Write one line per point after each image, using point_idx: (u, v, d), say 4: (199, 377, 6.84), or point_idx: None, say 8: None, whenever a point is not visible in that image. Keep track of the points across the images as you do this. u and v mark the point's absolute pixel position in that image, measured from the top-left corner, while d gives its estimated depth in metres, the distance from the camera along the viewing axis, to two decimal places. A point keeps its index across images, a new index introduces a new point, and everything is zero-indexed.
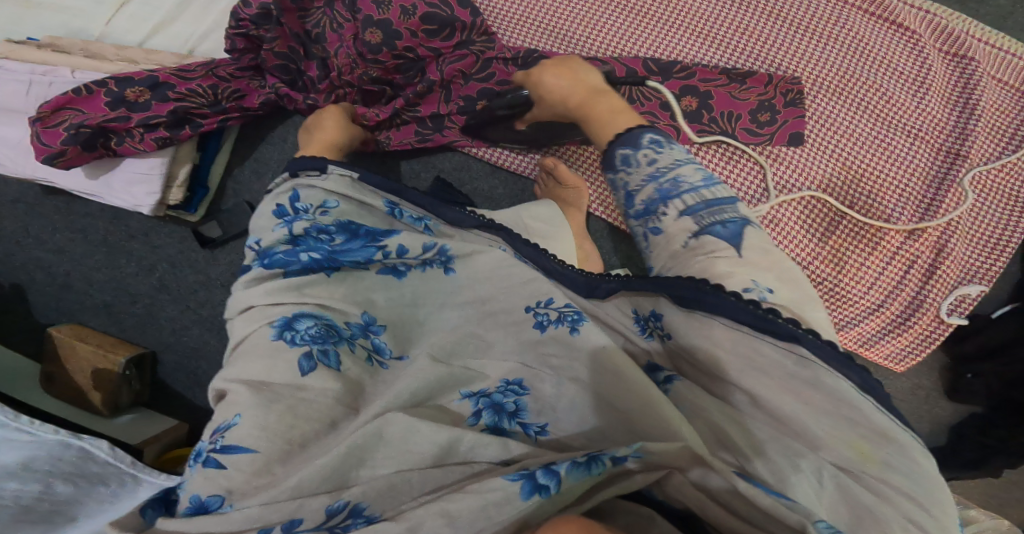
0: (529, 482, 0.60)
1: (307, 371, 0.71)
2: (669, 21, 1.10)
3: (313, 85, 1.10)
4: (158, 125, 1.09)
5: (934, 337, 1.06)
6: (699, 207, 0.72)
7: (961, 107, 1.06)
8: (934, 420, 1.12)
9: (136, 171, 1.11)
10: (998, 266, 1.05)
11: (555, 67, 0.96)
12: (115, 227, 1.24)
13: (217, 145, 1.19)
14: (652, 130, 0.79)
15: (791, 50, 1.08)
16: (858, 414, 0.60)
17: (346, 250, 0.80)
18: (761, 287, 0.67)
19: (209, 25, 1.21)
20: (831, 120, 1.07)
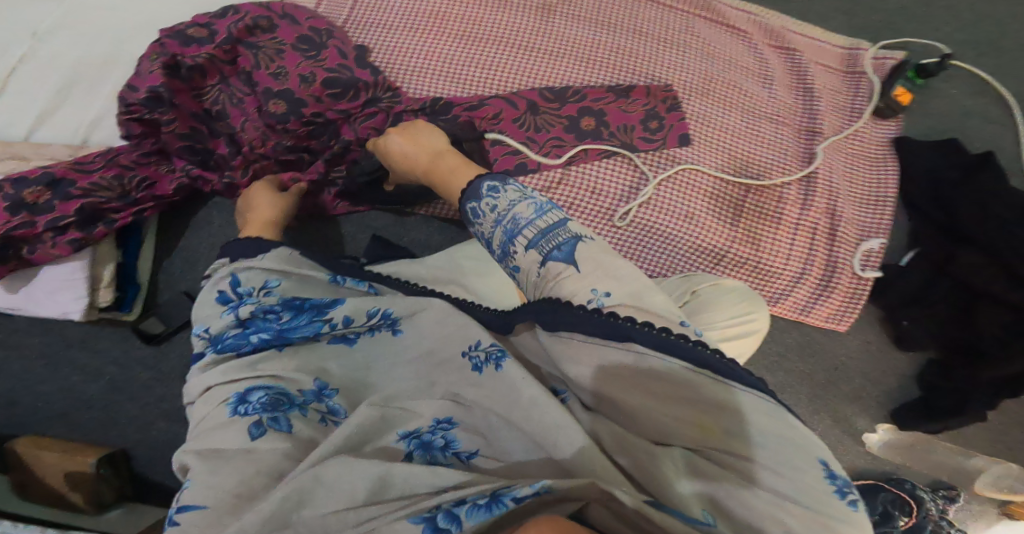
0: (429, 526, 0.65)
1: (257, 435, 0.74)
2: (553, 51, 1.17)
3: (224, 162, 1.11)
4: (68, 226, 1.07)
5: (860, 292, 1.15)
6: (538, 238, 0.73)
7: (803, 93, 1.19)
8: (897, 373, 1.17)
9: (55, 279, 1.10)
10: (887, 218, 1.16)
11: (402, 134, 1.00)
12: (59, 338, 1.32)
13: (138, 239, 1.19)
14: (489, 178, 0.81)
15: (656, 62, 1.16)
16: (694, 394, 0.66)
17: (293, 326, 0.83)
18: (601, 292, 0.70)
19: (101, 108, 1.18)
20: (708, 118, 1.15)
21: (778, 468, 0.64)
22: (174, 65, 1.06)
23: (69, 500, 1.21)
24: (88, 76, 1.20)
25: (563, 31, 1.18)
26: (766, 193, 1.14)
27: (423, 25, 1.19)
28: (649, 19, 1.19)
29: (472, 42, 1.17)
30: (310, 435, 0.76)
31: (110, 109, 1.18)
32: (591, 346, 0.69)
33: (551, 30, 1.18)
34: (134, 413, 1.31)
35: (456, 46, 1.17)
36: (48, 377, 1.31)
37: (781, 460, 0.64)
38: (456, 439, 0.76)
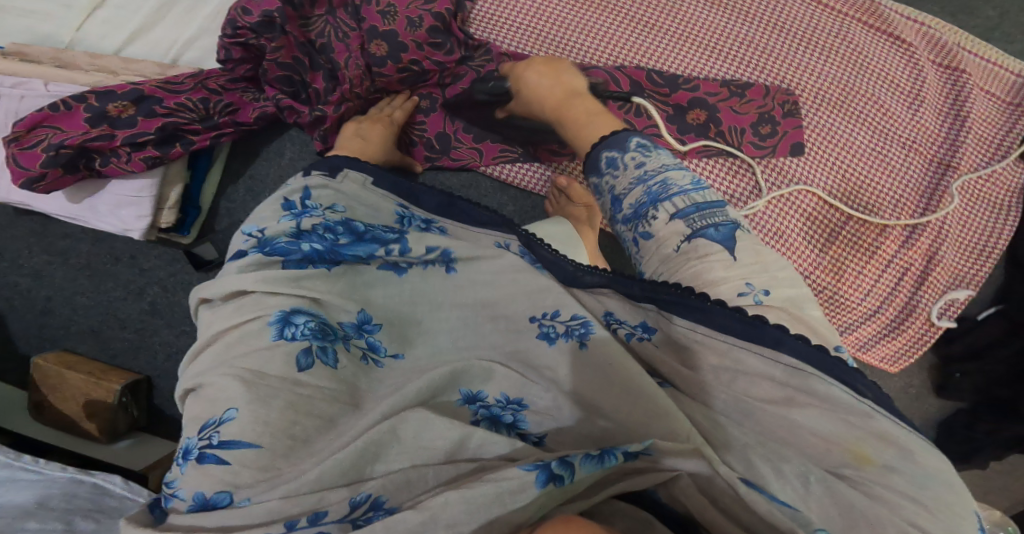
0: (544, 471, 0.64)
1: (306, 367, 0.75)
2: (675, 32, 1.08)
3: (320, 96, 1.02)
4: (146, 144, 0.99)
5: (926, 340, 1.09)
6: (691, 210, 0.74)
7: (952, 119, 1.08)
8: (923, 416, 1.18)
9: (124, 193, 1.02)
10: (984, 272, 1.08)
11: (542, 65, 0.97)
12: (100, 250, 1.26)
13: (207, 163, 1.12)
14: (637, 134, 0.82)
15: (789, 65, 1.07)
16: (857, 418, 0.63)
17: (349, 246, 0.85)
18: (756, 289, 0.71)
19: (195, 30, 1.08)
20: (830, 132, 1.07)
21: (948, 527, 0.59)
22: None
23: (82, 428, 1.18)
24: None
25: (698, 13, 1.09)
26: (869, 225, 1.07)
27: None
28: (798, 11, 1.09)
29: (587, 9, 1.09)
30: (353, 374, 0.78)
31: (206, 32, 1.08)
32: (713, 340, 0.69)
33: (679, 9, 1.09)
34: (169, 337, 1.26)
35: (571, 11, 1.09)
36: (90, 289, 1.27)
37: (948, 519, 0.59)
38: (525, 420, 0.75)
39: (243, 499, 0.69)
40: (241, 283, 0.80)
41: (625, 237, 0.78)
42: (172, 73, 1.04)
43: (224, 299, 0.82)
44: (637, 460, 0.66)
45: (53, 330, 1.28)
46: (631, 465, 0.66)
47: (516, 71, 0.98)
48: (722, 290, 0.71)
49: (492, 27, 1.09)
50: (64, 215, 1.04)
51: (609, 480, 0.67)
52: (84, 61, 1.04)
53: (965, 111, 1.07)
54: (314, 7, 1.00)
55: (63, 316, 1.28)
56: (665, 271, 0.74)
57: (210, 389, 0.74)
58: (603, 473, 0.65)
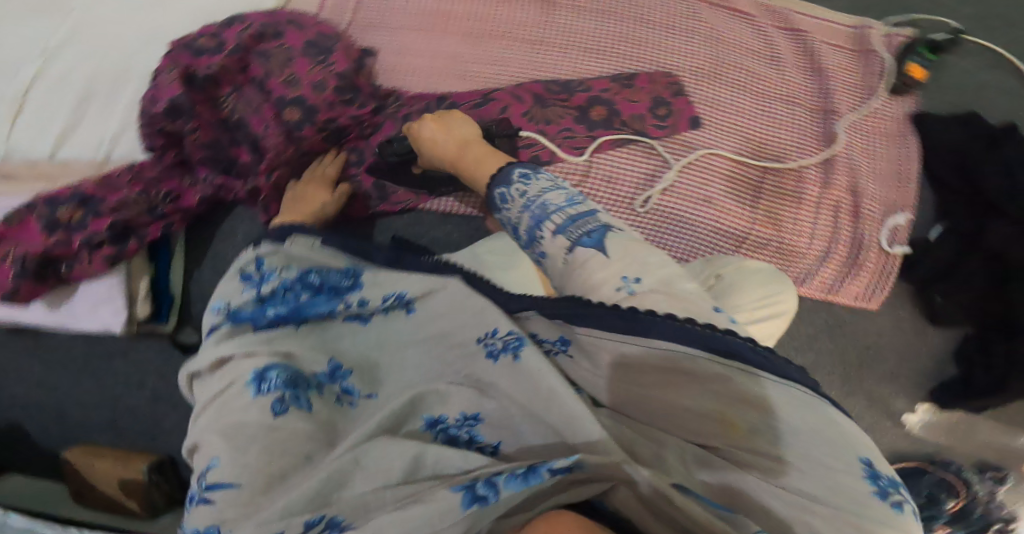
0: (468, 493, 0.70)
1: (280, 413, 0.78)
2: (560, 43, 1.18)
3: (246, 168, 1.12)
4: (101, 244, 1.07)
5: (889, 270, 1.18)
6: (566, 224, 0.79)
7: (814, 72, 1.21)
8: (930, 351, 1.23)
9: (96, 295, 1.11)
10: (910, 194, 1.18)
11: (434, 123, 1.02)
12: (91, 352, 1.32)
13: (169, 254, 1.19)
14: (519, 166, 0.87)
15: (665, 51, 1.17)
16: (720, 386, 0.72)
17: (312, 304, 0.90)
18: (630, 279, 0.75)
19: (117, 124, 1.13)
20: (718, 102, 1.16)
21: (812, 468, 0.68)
22: (189, 74, 1.08)
23: (126, 506, 1.25)
24: (103, 89, 1.15)
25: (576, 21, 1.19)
26: (786, 175, 1.16)
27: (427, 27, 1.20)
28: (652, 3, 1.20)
29: (477, 41, 1.19)
30: (328, 414, 0.82)
31: (127, 123, 1.13)
32: (601, 340, 0.75)
33: (556, 22, 1.19)
34: (179, 419, 1.32)
35: (462, 46, 1.18)
36: (95, 388, 1.33)
37: (807, 455, 0.68)
38: (481, 434, 0.80)
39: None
40: (222, 348, 0.84)
41: (534, 260, 0.83)
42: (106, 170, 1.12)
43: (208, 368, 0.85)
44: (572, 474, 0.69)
45: (69, 432, 1.34)
46: (573, 476, 0.70)
47: (411, 127, 1.04)
48: (604, 295, 0.75)
49: (397, 74, 1.18)
50: (47, 323, 1.13)
51: (561, 489, 0.71)
52: (25, 173, 1.11)
53: (824, 63, 1.20)
54: (222, 86, 1.10)
55: (74, 420, 1.33)
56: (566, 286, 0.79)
57: (201, 447, 0.78)
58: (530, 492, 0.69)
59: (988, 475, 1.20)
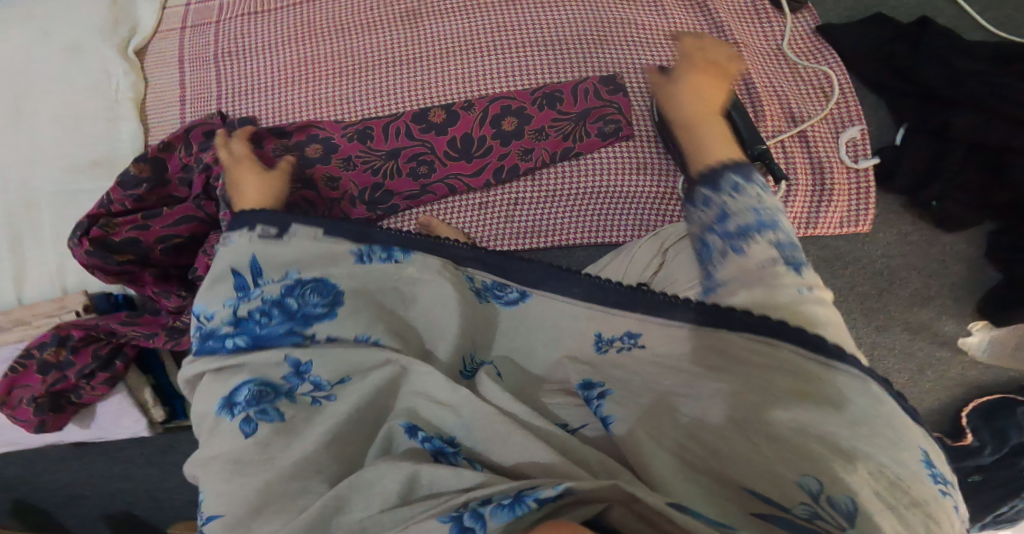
0: (456, 524, 0.69)
1: (251, 433, 0.77)
2: (444, 55, 1.19)
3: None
4: (93, 372, 1.16)
5: (864, 186, 1.13)
6: (786, 244, 0.76)
7: (698, 7, 1.19)
8: (959, 256, 1.16)
9: (112, 410, 1.25)
10: (856, 102, 1.13)
11: (711, 79, 0.96)
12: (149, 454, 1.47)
13: (158, 360, 1.29)
14: (754, 168, 0.82)
15: (545, 29, 1.19)
16: (794, 367, 0.73)
17: (271, 335, 0.84)
18: (803, 283, 0.75)
19: (57, 257, 1.20)
20: (619, 64, 1.18)
21: (880, 448, 0.68)
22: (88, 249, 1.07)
23: None
24: (27, 221, 1.21)
25: (448, 30, 1.20)
26: None
27: (297, 78, 1.21)
28: None
29: (350, 77, 1.20)
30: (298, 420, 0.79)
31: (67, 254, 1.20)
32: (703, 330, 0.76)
33: (431, 37, 1.20)
34: None
35: (335, 88, 1.19)
36: (166, 475, 1.48)
37: (873, 440, 0.68)
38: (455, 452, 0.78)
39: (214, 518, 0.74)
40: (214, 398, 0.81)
41: (712, 245, 0.78)
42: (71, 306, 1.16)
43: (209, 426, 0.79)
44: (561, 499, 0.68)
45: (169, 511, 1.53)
46: (560, 500, 0.69)
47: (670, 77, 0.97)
48: (781, 300, 0.74)
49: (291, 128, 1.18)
50: (86, 436, 1.29)
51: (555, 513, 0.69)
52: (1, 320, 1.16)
53: None
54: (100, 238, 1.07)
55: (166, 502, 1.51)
56: (734, 283, 0.76)
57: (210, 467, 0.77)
58: (517, 519, 0.68)
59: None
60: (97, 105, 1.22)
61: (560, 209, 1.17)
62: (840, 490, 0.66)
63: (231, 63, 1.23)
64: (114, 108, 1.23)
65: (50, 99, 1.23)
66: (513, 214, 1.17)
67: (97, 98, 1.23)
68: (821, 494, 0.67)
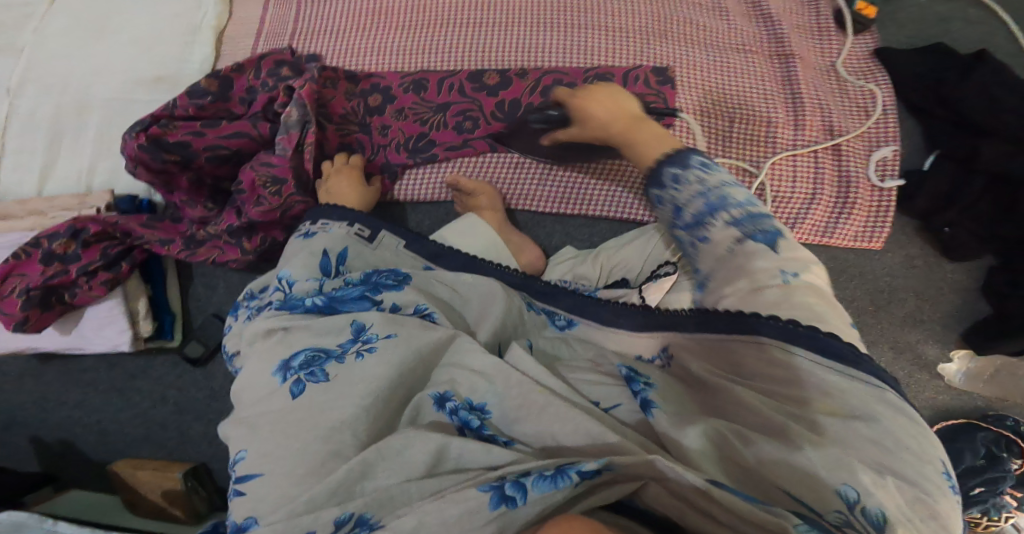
0: (497, 493, 0.73)
1: (297, 394, 0.87)
2: (509, 23, 1.28)
3: (226, 233, 1.18)
4: (96, 270, 1.16)
5: (886, 205, 1.20)
6: (744, 219, 0.82)
7: (762, 19, 1.28)
8: (954, 286, 1.24)
9: (100, 316, 1.21)
10: (894, 126, 1.22)
11: (602, 96, 1.02)
12: (117, 373, 1.39)
13: (161, 269, 1.30)
14: (698, 152, 0.88)
15: (611, 14, 1.26)
16: (829, 383, 0.74)
17: (343, 299, 0.98)
18: (786, 272, 0.79)
19: (91, 157, 1.26)
20: (676, 56, 1.23)
21: (903, 463, 0.70)
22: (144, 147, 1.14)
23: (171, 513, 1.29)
24: (72, 123, 1.28)
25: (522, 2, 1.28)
26: (756, 124, 1.22)
27: (371, 25, 1.32)
28: None
29: (419, 32, 1.30)
30: (342, 376, 0.87)
31: (105, 152, 1.26)
32: (716, 345, 0.82)
33: (502, 6, 1.29)
34: (207, 429, 1.37)
35: (405, 39, 1.30)
36: (122, 405, 1.39)
37: (901, 459, 0.70)
38: (489, 428, 0.83)
39: (250, 474, 0.84)
40: (270, 358, 0.93)
41: (686, 240, 0.86)
42: (90, 201, 1.20)
43: (264, 388, 0.90)
44: (600, 475, 0.73)
45: (111, 445, 1.40)
46: (600, 477, 0.74)
47: (580, 102, 1.03)
48: (765, 281, 0.79)
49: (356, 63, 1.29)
50: (63, 347, 1.24)
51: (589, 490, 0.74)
52: (15, 208, 1.22)
53: (769, 8, 1.28)
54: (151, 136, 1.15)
55: (116, 433, 1.40)
56: (719, 275, 0.83)
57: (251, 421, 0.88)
58: (558, 493, 0.72)
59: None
60: (180, 28, 1.32)
61: (591, 184, 1.23)
62: (874, 501, 0.68)
63: (314, 2, 1.35)
64: (194, 33, 1.32)
65: (134, 17, 1.34)
66: (546, 180, 1.24)
67: (180, 22, 1.33)
68: (857, 504, 0.68)
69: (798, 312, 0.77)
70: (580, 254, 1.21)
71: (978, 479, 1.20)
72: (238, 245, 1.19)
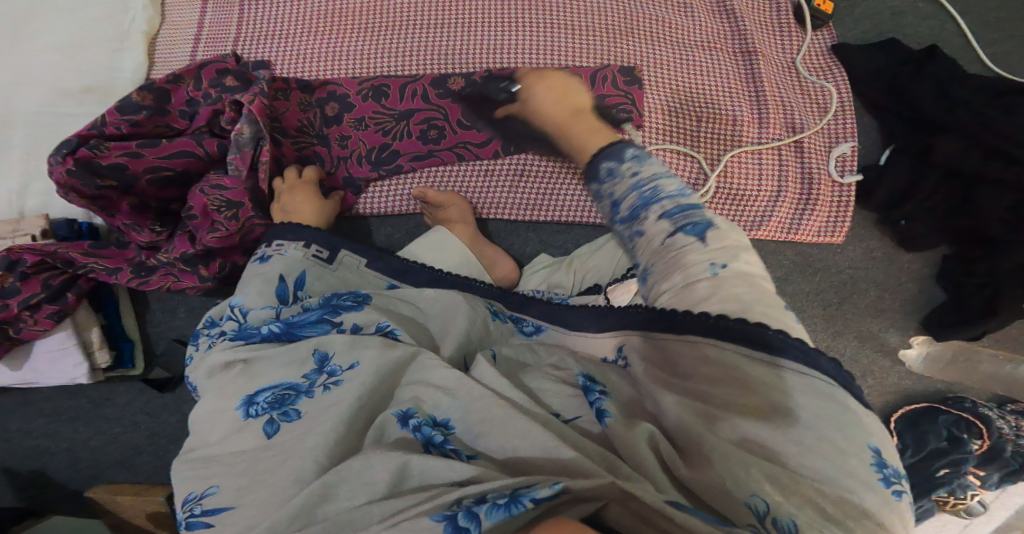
0: (450, 523, 0.69)
1: (273, 434, 0.83)
2: (467, 24, 1.22)
3: (180, 261, 1.14)
4: (40, 303, 1.11)
5: (844, 200, 1.18)
6: (675, 210, 0.81)
7: (725, 14, 1.23)
8: (913, 275, 1.20)
9: (52, 349, 1.16)
10: (851, 123, 1.19)
11: (550, 83, 1.06)
12: (77, 401, 1.33)
13: (111, 295, 1.24)
14: (632, 145, 0.89)
15: (573, 11, 1.21)
16: (753, 378, 0.72)
17: (303, 324, 0.93)
18: (717, 265, 0.77)
19: (20, 178, 1.21)
20: (637, 55, 1.19)
21: (828, 460, 0.68)
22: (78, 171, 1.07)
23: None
24: None
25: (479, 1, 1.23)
26: (722, 123, 1.19)
27: (326, 28, 1.26)
28: None
29: (373, 35, 1.24)
30: (314, 411, 0.83)
31: (33, 176, 1.21)
32: (659, 340, 0.79)
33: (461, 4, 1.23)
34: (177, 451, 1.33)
35: (360, 43, 1.24)
36: (89, 433, 1.34)
37: (822, 454, 0.68)
38: (452, 444, 0.79)
39: (211, 509, 0.81)
40: (231, 388, 0.89)
41: (625, 235, 0.85)
42: (25, 229, 1.15)
43: (224, 419, 0.87)
44: (558, 498, 0.69)
45: (77, 473, 1.35)
46: (559, 499, 0.70)
47: (526, 84, 1.08)
48: (695, 275, 0.77)
49: (309, 72, 1.24)
50: (17, 382, 1.18)
51: (553, 509, 0.70)
52: None
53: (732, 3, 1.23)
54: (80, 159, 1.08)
55: (82, 461, 1.34)
56: (656, 271, 0.80)
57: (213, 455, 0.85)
58: (516, 519, 0.68)
59: (1008, 409, 1.18)
60: (109, 33, 1.26)
61: (562, 190, 1.20)
62: (784, 511, 0.67)
63: (259, 6, 1.28)
64: (124, 39, 1.27)
65: (57, 26, 1.26)
66: (516, 186, 1.21)
67: (108, 27, 1.27)
68: (766, 516, 0.67)
69: (720, 306, 0.75)
70: (556, 263, 1.16)
71: (943, 461, 1.17)
72: (194, 270, 1.14)
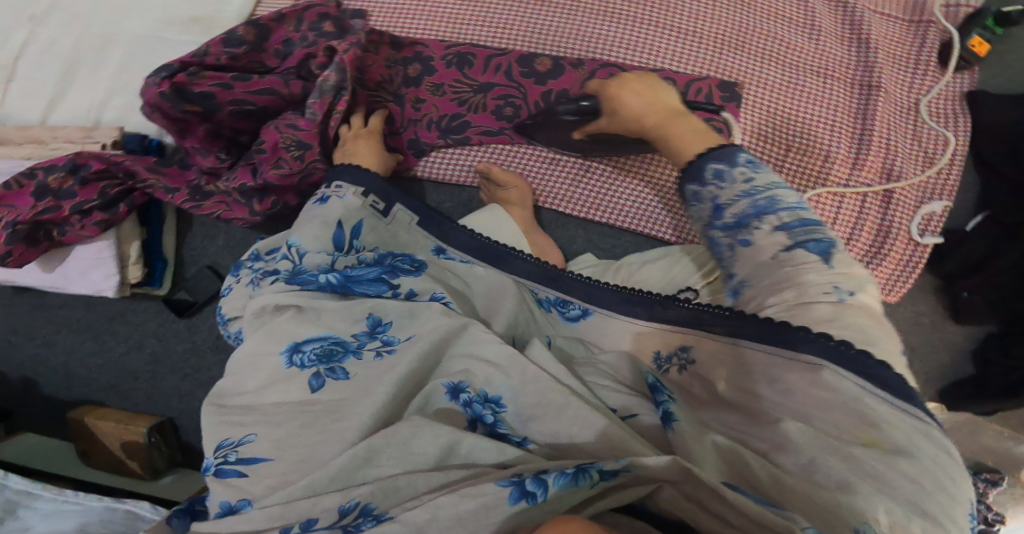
0: (517, 488, 0.65)
1: (318, 388, 0.79)
2: (578, 8, 1.19)
3: (238, 191, 1.10)
4: (91, 209, 1.08)
5: (915, 259, 1.17)
6: (794, 224, 0.73)
7: (856, 42, 1.19)
8: (951, 346, 1.21)
9: (86, 257, 1.13)
10: (953, 182, 1.17)
11: (632, 84, 0.94)
12: (92, 314, 1.28)
13: (159, 215, 1.21)
14: (745, 149, 0.79)
15: (697, 13, 1.18)
16: (859, 407, 0.64)
17: (359, 281, 0.90)
18: (841, 288, 0.70)
19: (104, 92, 1.24)
20: (740, 71, 1.17)
21: (935, 503, 0.60)
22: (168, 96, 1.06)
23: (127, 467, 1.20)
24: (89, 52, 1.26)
25: None
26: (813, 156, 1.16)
27: None
28: None
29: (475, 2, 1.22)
30: (363, 374, 0.80)
31: (115, 93, 1.24)
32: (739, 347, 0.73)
33: None
34: (178, 384, 1.26)
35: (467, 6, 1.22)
36: (95, 349, 1.28)
37: (936, 496, 0.60)
38: (503, 423, 0.76)
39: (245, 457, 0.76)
40: (276, 330, 0.84)
41: (720, 243, 0.77)
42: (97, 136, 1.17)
43: (263, 362, 0.83)
44: (616, 477, 0.65)
45: (76, 388, 1.30)
46: (617, 479, 0.66)
47: (609, 90, 0.96)
48: (813, 295, 0.70)
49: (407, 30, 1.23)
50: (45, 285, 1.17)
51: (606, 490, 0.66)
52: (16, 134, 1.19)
53: (868, 31, 1.18)
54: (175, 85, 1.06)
55: (81, 377, 1.30)
56: (754, 284, 0.74)
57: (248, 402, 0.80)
58: (580, 492, 0.65)
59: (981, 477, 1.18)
60: None
61: (623, 192, 1.17)
62: None
63: None
64: None
65: None
66: (580, 181, 1.19)
67: None
68: None
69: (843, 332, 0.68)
70: (601, 263, 1.14)
71: None
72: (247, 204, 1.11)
